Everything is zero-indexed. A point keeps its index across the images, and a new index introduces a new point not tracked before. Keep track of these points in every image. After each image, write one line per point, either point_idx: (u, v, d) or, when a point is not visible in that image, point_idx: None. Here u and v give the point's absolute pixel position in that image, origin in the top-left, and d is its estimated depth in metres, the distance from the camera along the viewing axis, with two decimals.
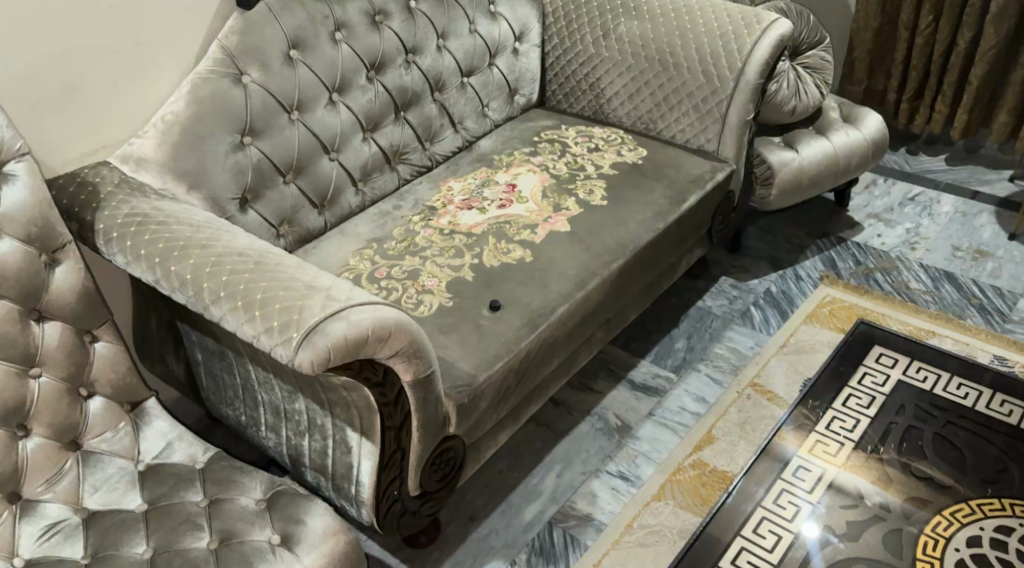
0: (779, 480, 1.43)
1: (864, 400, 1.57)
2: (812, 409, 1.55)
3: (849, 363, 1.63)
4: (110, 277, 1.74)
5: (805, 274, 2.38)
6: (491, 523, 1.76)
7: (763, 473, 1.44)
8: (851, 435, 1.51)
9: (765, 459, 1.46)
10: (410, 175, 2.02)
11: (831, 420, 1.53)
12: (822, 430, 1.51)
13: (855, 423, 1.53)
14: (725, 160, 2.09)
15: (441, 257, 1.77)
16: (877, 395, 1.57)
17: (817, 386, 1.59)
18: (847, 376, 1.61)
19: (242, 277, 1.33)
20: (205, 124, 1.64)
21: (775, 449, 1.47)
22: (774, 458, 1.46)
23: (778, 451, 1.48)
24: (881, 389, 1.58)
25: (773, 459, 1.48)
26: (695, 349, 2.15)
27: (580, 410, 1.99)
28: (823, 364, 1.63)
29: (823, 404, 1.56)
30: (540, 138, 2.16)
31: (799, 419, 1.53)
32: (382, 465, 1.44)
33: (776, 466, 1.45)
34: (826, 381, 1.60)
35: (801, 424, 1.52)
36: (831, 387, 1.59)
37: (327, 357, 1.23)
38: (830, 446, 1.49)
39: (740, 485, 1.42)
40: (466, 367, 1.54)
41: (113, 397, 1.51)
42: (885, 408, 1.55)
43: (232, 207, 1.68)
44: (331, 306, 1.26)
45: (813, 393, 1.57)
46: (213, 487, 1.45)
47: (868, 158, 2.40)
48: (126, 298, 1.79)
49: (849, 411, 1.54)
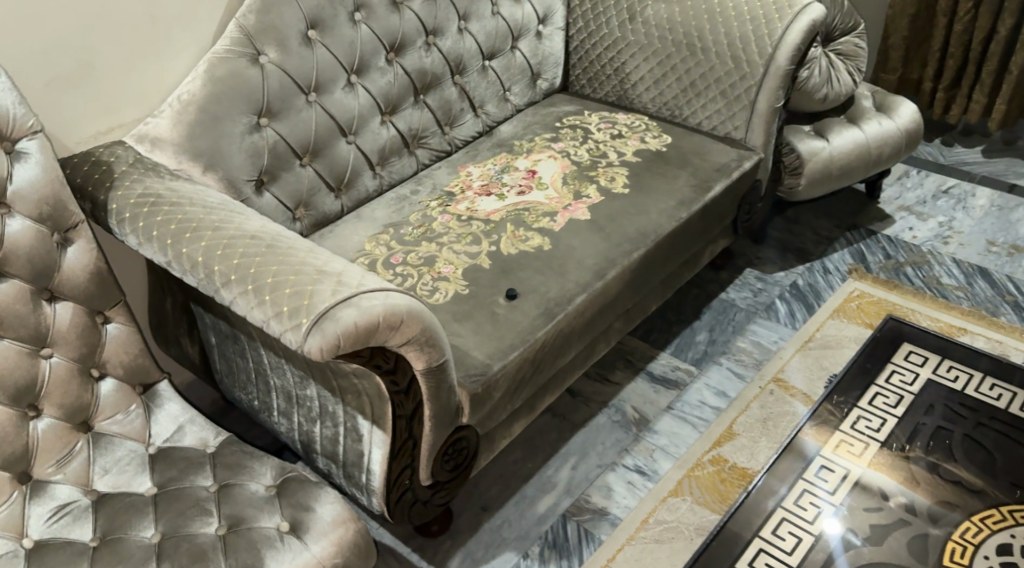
0: (802, 478, 1.38)
1: (891, 399, 1.49)
2: (839, 403, 1.49)
3: (877, 358, 1.56)
4: (124, 258, 1.71)
5: (833, 267, 2.32)
6: (504, 513, 1.73)
7: (786, 471, 1.39)
8: (877, 435, 1.45)
9: (788, 456, 1.41)
10: (429, 159, 1.99)
11: (857, 419, 1.46)
12: (847, 429, 1.45)
13: (881, 423, 1.46)
14: (752, 148, 2.04)
15: (457, 244, 1.74)
16: (904, 394, 1.50)
17: (844, 380, 1.53)
18: (873, 374, 1.53)
19: (253, 261, 1.30)
20: (222, 106, 1.62)
21: (799, 445, 1.43)
22: (797, 455, 1.42)
23: (802, 447, 1.43)
24: (909, 388, 1.51)
25: (796, 455, 1.43)
26: (717, 342, 2.10)
27: (597, 402, 1.96)
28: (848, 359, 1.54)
29: (849, 400, 1.49)
30: (562, 124, 2.12)
31: (824, 416, 1.47)
32: (393, 454, 1.41)
33: (799, 464, 1.40)
34: (855, 377, 1.54)
35: (827, 420, 1.46)
36: (857, 385, 1.52)
37: (336, 344, 1.20)
38: (855, 447, 1.43)
39: (761, 482, 1.37)
40: (480, 357, 1.52)
41: (124, 378, 1.50)
42: (913, 408, 1.48)
43: (247, 188, 1.67)
44: (342, 292, 1.23)
45: (839, 389, 1.52)
46: (223, 472, 1.43)
47: (901, 149, 2.33)
48: (135, 263, 1.74)
49: (877, 409, 1.48)
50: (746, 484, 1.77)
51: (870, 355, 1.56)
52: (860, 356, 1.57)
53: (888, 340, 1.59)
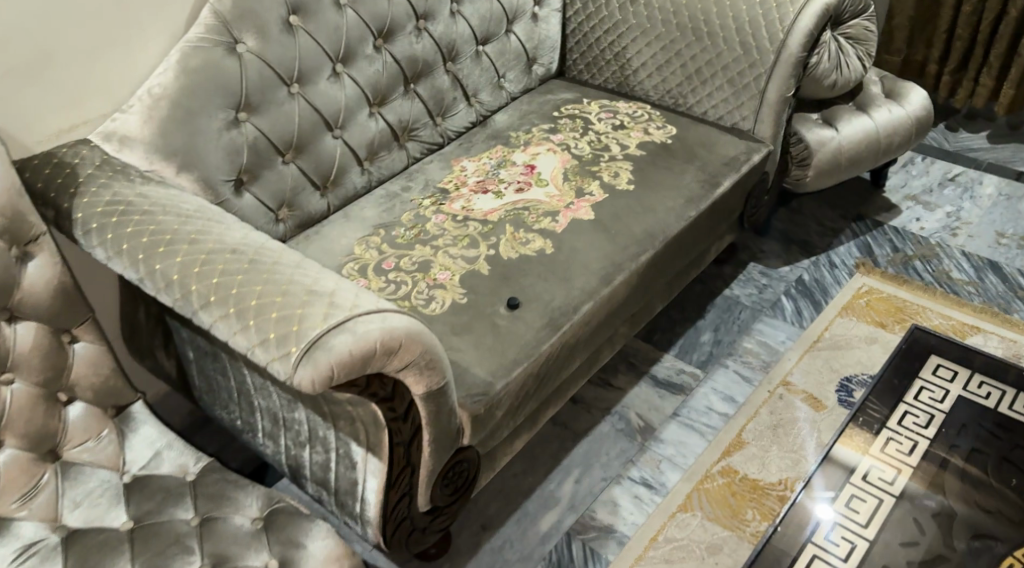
0: (834, 510, 1.30)
1: (922, 419, 1.41)
2: (869, 424, 1.41)
3: (905, 373, 1.47)
4: (89, 265, 1.57)
5: (839, 261, 2.23)
6: (505, 533, 1.64)
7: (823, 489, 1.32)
8: (908, 460, 1.37)
9: (828, 469, 1.34)
10: (420, 153, 1.87)
11: (887, 442, 1.38)
12: (878, 452, 1.37)
13: (912, 446, 1.38)
14: (761, 140, 1.93)
15: (454, 247, 1.62)
16: (935, 413, 1.41)
17: (872, 397, 1.43)
18: (901, 391, 1.44)
19: (235, 279, 1.18)
20: (197, 100, 1.49)
21: (840, 456, 1.35)
22: (840, 468, 1.34)
23: (835, 470, 1.34)
24: (939, 406, 1.42)
25: (837, 466, 1.36)
26: (722, 343, 2.01)
27: (599, 409, 1.86)
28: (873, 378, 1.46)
29: (878, 419, 1.41)
30: (560, 114, 2.00)
31: (854, 439, 1.38)
32: (390, 484, 1.31)
33: (840, 480, 1.33)
34: (880, 392, 1.45)
35: (855, 444, 1.38)
36: (885, 402, 1.43)
37: (329, 374, 1.09)
38: (889, 471, 1.35)
39: (789, 512, 1.30)
40: (482, 374, 1.41)
41: (94, 401, 1.38)
42: (945, 429, 1.40)
43: (225, 190, 1.54)
44: (335, 316, 1.12)
45: (867, 406, 1.43)
46: (205, 503, 1.32)
47: (910, 137, 2.24)
48: (95, 263, 1.58)
49: (905, 431, 1.40)
50: (758, 497, 1.68)
51: (898, 370, 1.46)
52: (887, 370, 1.47)
53: (915, 350, 1.50)
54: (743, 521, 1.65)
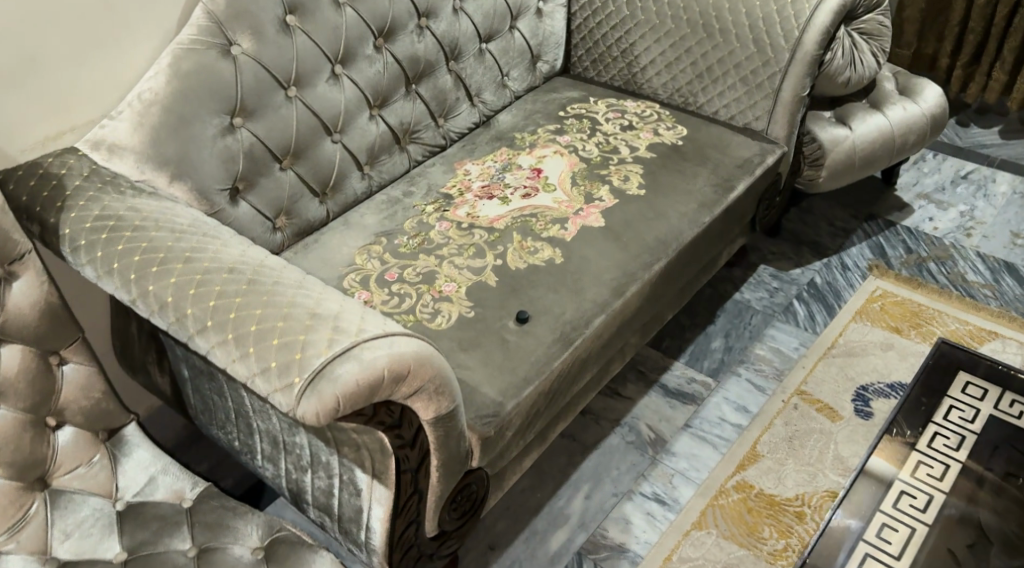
0: (863, 541, 1.24)
1: (952, 441, 1.36)
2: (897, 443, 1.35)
3: (932, 391, 1.42)
4: (73, 281, 1.49)
5: (852, 262, 2.17)
6: (514, 552, 1.59)
7: (859, 503, 1.28)
8: (940, 485, 1.31)
9: (863, 483, 1.30)
10: (422, 156, 1.80)
11: (917, 465, 1.33)
12: (908, 477, 1.31)
13: (944, 470, 1.33)
14: (775, 141, 1.87)
15: (459, 257, 1.55)
16: (966, 435, 1.36)
17: (899, 416, 1.38)
18: (929, 410, 1.39)
19: (233, 301, 1.11)
20: (189, 106, 1.42)
21: (869, 478, 1.31)
22: (877, 481, 1.30)
23: (863, 499, 1.28)
24: (970, 427, 1.37)
25: (873, 479, 1.31)
26: (734, 350, 1.95)
27: (608, 420, 1.81)
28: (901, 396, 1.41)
29: (906, 443, 1.35)
30: (566, 113, 1.93)
31: (881, 465, 1.32)
32: (396, 512, 1.24)
33: (877, 493, 1.29)
34: (907, 411, 1.40)
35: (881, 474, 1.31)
36: (914, 420, 1.38)
37: (335, 407, 1.02)
38: (919, 499, 1.29)
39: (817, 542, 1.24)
40: (492, 394, 1.35)
41: (85, 425, 1.31)
42: (976, 452, 1.35)
43: (220, 199, 1.47)
44: (340, 343, 1.05)
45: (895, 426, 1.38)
46: (202, 533, 1.26)
47: (925, 136, 2.18)
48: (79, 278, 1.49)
49: (936, 454, 1.34)
50: (774, 514, 1.63)
51: (925, 389, 1.42)
52: (914, 389, 1.42)
53: (943, 366, 1.46)
54: (760, 539, 1.60)
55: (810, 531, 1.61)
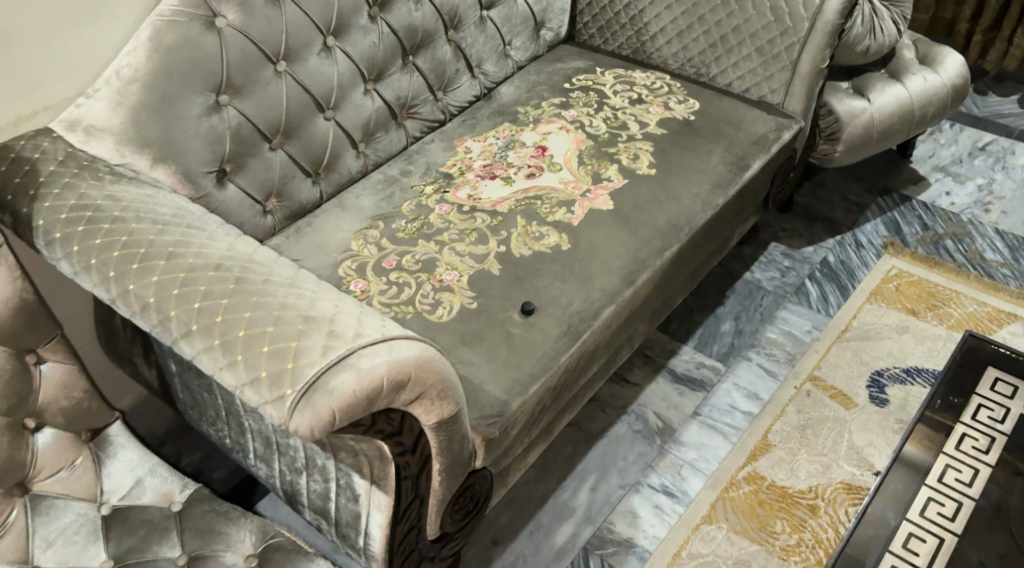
0: (889, 553, 1.21)
1: (981, 443, 1.32)
2: (922, 450, 1.30)
3: (960, 389, 1.37)
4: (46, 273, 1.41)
5: (866, 240, 2.09)
6: (518, 548, 1.54)
7: (886, 510, 1.25)
8: (970, 491, 1.28)
9: (892, 484, 1.27)
10: (420, 131, 1.70)
11: (944, 470, 1.29)
12: (935, 483, 1.28)
13: (973, 474, 1.29)
14: (791, 116, 1.78)
15: (461, 243, 1.47)
16: (995, 436, 1.32)
17: (924, 418, 1.34)
18: (957, 409, 1.35)
19: (220, 303, 1.04)
20: (172, 84, 1.33)
21: (892, 485, 1.27)
22: (904, 485, 1.27)
23: (888, 508, 1.25)
24: (999, 427, 1.33)
25: (899, 481, 1.28)
26: (744, 333, 1.88)
27: (614, 407, 1.74)
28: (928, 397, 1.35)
29: (932, 446, 1.31)
30: (571, 85, 1.83)
31: (903, 477, 1.28)
32: (397, 518, 1.18)
33: (905, 498, 1.26)
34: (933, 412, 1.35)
35: (906, 480, 1.28)
36: (942, 421, 1.34)
37: (331, 420, 0.95)
38: (947, 506, 1.26)
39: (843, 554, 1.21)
40: (496, 393, 1.28)
41: (66, 426, 1.24)
42: (1007, 454, 1.31)
43: (207, 182, 1.39)
44: (335, 351, 0.98)
45: (920, 428, 1.33)
46: (193, 540, 1.20)
47: (945, 107, 2.09)
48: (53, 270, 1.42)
49: (965, 457, 1.30)
50: (787, 507, 1.58)
51: (953, 387, 1.37)
52: (941, 385, 1.38)
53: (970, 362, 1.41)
54: (773, 533, 1.54)
55: (824, 525, 1.55)
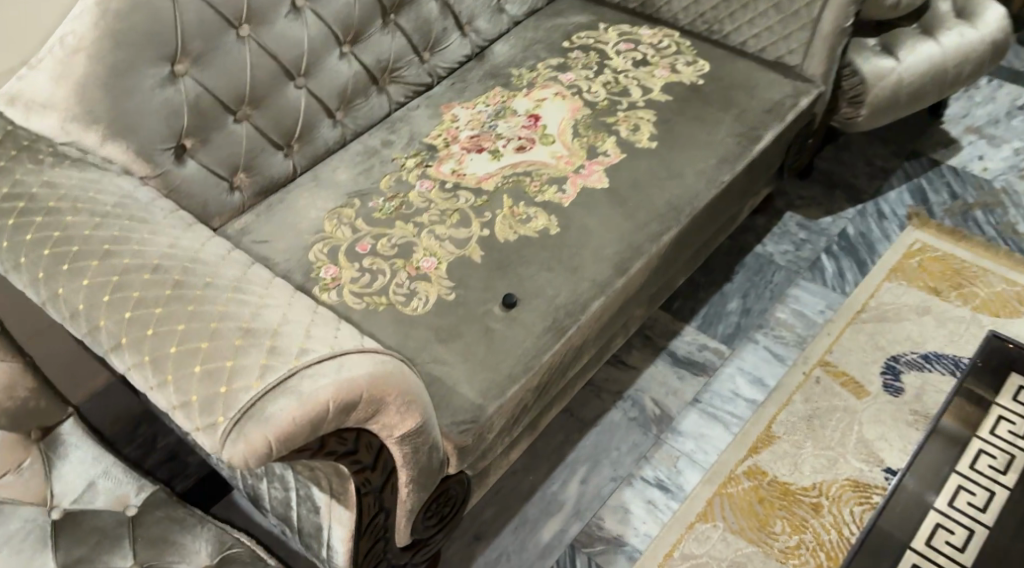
0: None
1: (996, 461, 1.31)
2: (938, 461, 1.28)
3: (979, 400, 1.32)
4: None
5: (889, 210, 1.95)
6: (502, 544, 1.47)
7: (897, 525, 1.23)
8: (981, 517, 1.27)
9: (905, 497, 1.25)
10: (404, 97, 1.58)
11: (958, 493, 1.28)
12: (945, 506, 1.26)
13: (985, 499, 1.28)
14: (810, 79, 1.62)
15: (441, 225, 1.36)
16: (1011, 455, 1.31)
17: (944, 424, 1.30)
18: (980, 424, 1.31)
19: (152, 313, 0.95)
20: (122, 53, 1.21)
21: (906, 499, 1.25)
22: (918, 500, 1.25)
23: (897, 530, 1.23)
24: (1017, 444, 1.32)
25: (915, 496, 1.26)
26: (752, 313, 1.76)
27: (610, 393, 1.65)
28: (951, 397, 1.31)
29: (948, 459, 1.28)
30: (571, 44, 1.69)
31: (915, 490, 1.26)
32: (359, 533, 1.10)
33: (917, 518, 1.24)
34: (956, 422, 1.31)
35: (916, 500, 1.25)
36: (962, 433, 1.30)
37: (267, 451, 0.86)
38: (955, 534, 1.25)
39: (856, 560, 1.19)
40: (471, 396, 1.18)
41: (12, 428, 1.17)
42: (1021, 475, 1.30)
43: (165, 159, 1.28)
44: (274, 373, 0.89)
45: (941, 436, 1.30)
46: (146, 549, 1.13)
47: (982, 63, 1.91)
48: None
49: (981, 481, 1.29)
50: (788, 505, 1.49)
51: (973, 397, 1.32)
52: (960, 394, 1.33)
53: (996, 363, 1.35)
54: (772, 534, 1.46)
55: (827, 526, 1.46)
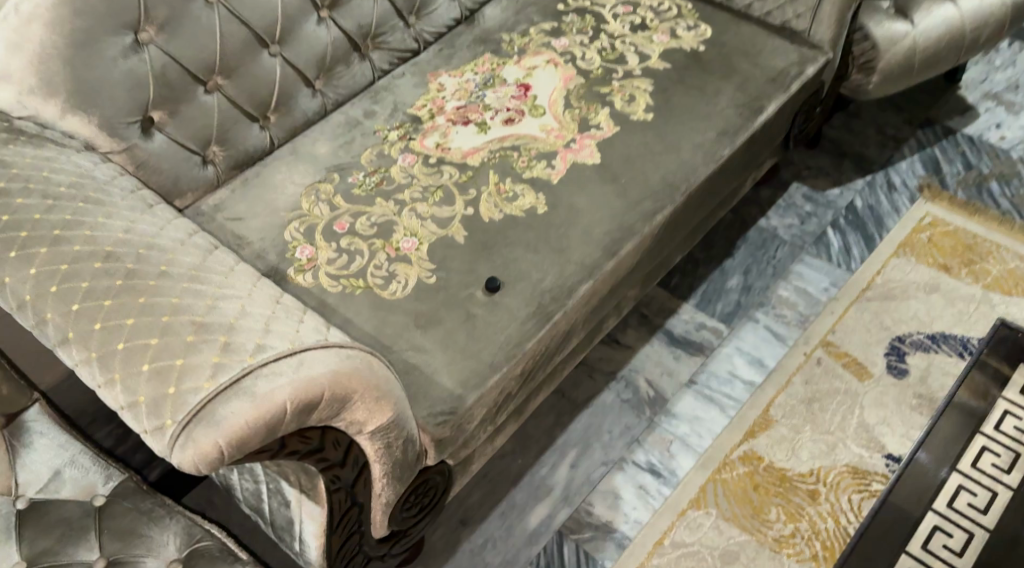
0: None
1: (1002, 459, 1.31)
2: (944, 449, 1.27)
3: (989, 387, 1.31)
4: None
5: (899, 181, 1.87)
6: (488, 530, 1.43)
7: (899, 511, 1.23)
8: (982, 518, 1.27)
9: (909, 486, 1.24)
10: (389, 64, 1.50)
11: (958, 492, 1.28)
12: (945, 508, 1.27)
13: (986, 498, 1.28)
14: (818, 45, 1.53)
15: (423, 203, 1.30)
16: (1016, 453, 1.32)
17: (952, 411, 1.29)
18: (985, 418, 1.33)
19: (102, 305, 0.90)
20: (81, 22, 1.14)
21: (909, 486, 1.24)
22: (923, 488, 1.24)
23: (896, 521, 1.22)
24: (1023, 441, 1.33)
25: (920, 483, 1.25)
26: (753, 290, 1.70)
27: (602, 373, 1.60)
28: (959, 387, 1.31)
29: (956, 448, 1.27)
30: (566, 7, 1.61)
31: (920, 478, 1.25)
32: (332, 529, 1.05)
33: (919, 509, 1.24)
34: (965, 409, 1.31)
35: (921, 489, 1.24)
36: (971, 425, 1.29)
37: (218, 454, 0.82)
38: (954, 536, 1.26)
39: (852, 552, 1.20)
40: (449, 386, 1.13)
41: None
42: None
43: (131, 133, 1.22)
44: (228, 372, 0.84)
45: (948, 421, 1.29)
46: (113, 541, 1.09)
47: (1002, 27, 1.81)
48: None
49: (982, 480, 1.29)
50: (784, 493, 1.44)
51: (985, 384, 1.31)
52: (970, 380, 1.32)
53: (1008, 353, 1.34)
54: (766, 522, 1.41)
55: (824, 514, 1.41)
